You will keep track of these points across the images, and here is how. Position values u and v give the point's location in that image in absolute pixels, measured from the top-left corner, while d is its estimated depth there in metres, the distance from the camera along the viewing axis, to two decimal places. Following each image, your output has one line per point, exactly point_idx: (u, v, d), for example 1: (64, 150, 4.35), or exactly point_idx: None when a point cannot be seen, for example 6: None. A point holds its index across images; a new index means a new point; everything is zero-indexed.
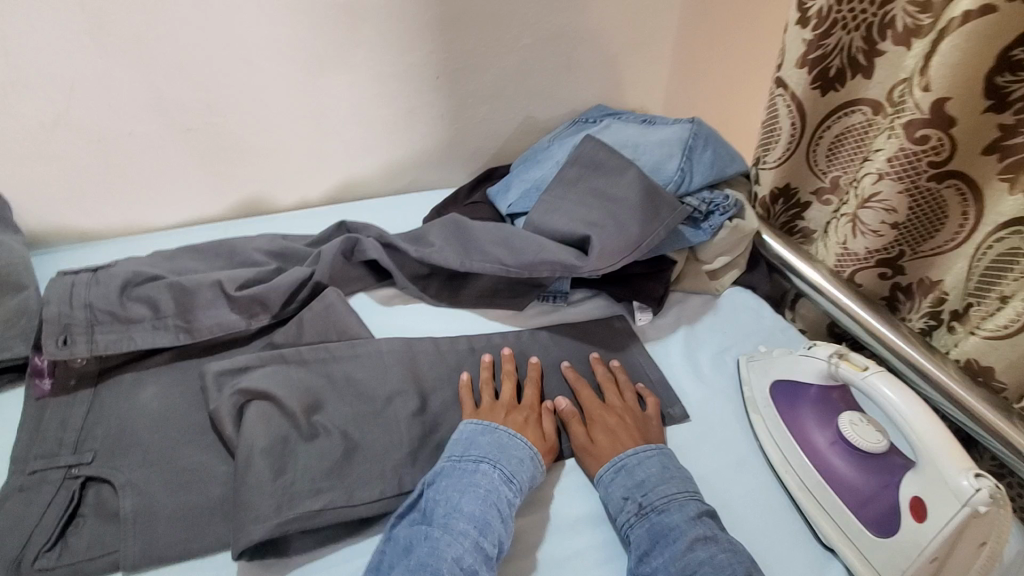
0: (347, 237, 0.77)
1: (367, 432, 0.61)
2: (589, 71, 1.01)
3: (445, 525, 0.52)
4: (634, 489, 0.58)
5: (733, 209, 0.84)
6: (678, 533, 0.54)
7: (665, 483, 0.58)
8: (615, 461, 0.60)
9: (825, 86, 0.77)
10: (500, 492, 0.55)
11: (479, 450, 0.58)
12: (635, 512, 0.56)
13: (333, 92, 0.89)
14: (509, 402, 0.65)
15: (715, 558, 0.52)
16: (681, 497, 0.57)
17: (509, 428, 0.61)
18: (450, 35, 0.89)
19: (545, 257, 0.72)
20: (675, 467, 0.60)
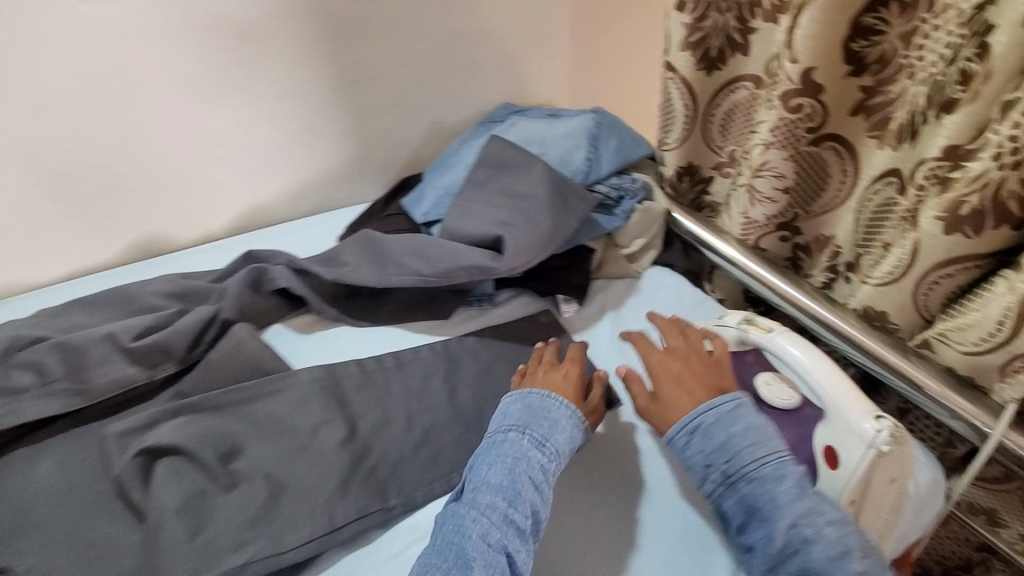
0: (252, 267, 0.73)
1: (290, 471, 0.58)
2: (490, 71, 1.01)
3: (472, 500, 0.52)
4: (717, 453, 0.53)
5: (641, 193, 0.87)
6: (773, 510, 0.50)
7: (754, 446, 0.53)
8: (688, 423, 0.56)
9: (709, 67, 0.81)
10: (529, 459, 0.54)
11: (513, 419, 0.58)
12: (719, 481, 0.53)
13: (221, 119, 0.84)
14: (549, 364, 0.66)
15: (823, 533, 0.49)
16: (773, 462, 0.52)
17: (540, 389, 0.61)
18: (340, 48, 0.86)
19: (461, 262, 0.71)
20: (756, 422, 0.54)
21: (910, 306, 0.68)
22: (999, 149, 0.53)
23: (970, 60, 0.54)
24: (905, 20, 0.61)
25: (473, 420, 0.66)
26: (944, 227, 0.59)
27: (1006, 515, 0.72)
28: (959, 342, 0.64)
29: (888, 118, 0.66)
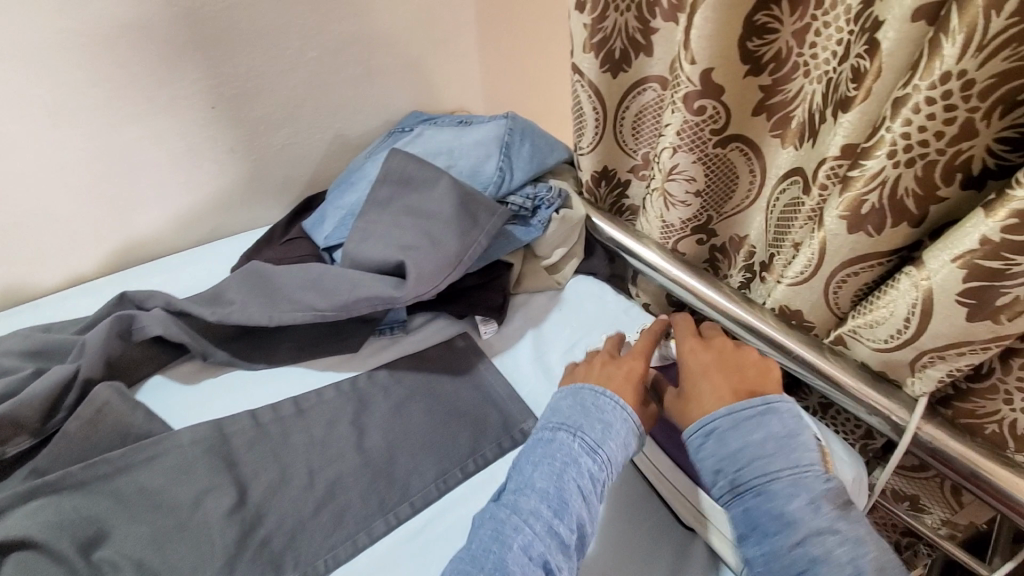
0: (118, 315, 0.64)
1: (167, 555, 0.51)
2: (393, 78, 0.94)
3: (515, 505, 0.50)
4: (728, 463, 0.52)
5: (557, 201, 0.83)
6: (789, 524, 0.47)
7: (765, 456, 0.50)
8: (703, 427, 0.55)
9: (614, 69, 0.78)
10: (580, 464, 0.52)
11: (564, 420, 0.56)
12: (726, 490, 0.51)
13: (78, 147, 0.74)
14: (611, 358, 0.63)
15: (834, 555, 0.45)
16: (790, 476, 0.49)
17: (599, 388, 0.58)
18: (216, 60, 0.77)
19: (362, 293, 0.65)
20: (780, 432, 0.52)
21: (822, 305, 0.67)
22: (892, 145, 0.52)
23: (860, 57, 0.54)
24: (796, 17, 0.59)
25: (384, 465, 0.60)
26: (849, 225, 0.58)
27: (926, 500, 0.74)
28: (870, 338, 0.63)
29: (788, 117, 0.66)
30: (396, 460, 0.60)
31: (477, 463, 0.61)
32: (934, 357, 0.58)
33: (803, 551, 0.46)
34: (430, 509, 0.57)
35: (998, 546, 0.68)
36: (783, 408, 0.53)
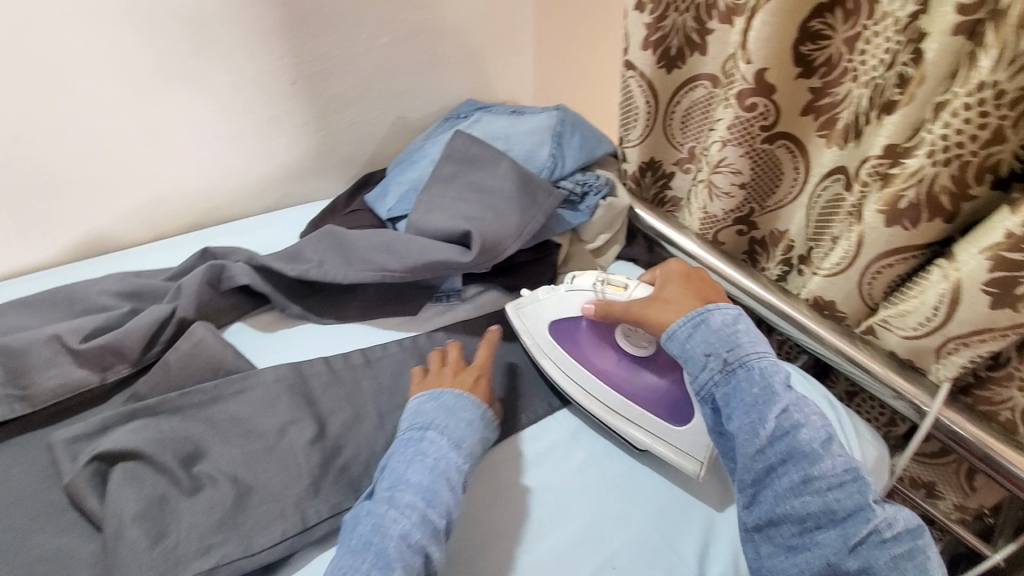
0: (211, 264, 0.70)
1: (261, 471, 0.56)
2: (453, 66, 1.00)
3: (391, 499, 0.52)
4: (723, 348, 0.59)
5: (605, 188, 0.87)
6: (773, 398, 0.56)
7: (756, 345, 0.59)
8: (694, 321, 0.61)
9: (669, 66, 0.83)
10: (445, 457, 0.55)
11: (423, 420, 0.58)
12: (718, 372, 0.58)
13: (170, 109, 0.79)
14: (455, 364, 0.65)
15: (808, 420, 0.55)
16: (772, 360, 0.58)
17: (455, 390, 0.61)
18: (301, 39, 0.83)
19: (429, 258, 0.71)
20: (756, 329, 0.61)
21: (856, 296, 0.72)
22: (932, 145, 0.57)
23: (905, 65, 0.59)
24: (848, 26, 0.65)
25: None
26: (885, 220, 0.64)
27: (942, 487, 0.78)
28: (899, 327, 0.68)
29: (834, 118, 0.70)
30: None
31: None
32: (958, 344, 0.64)
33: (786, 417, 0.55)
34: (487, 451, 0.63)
35: (1004, 529, 0.74)
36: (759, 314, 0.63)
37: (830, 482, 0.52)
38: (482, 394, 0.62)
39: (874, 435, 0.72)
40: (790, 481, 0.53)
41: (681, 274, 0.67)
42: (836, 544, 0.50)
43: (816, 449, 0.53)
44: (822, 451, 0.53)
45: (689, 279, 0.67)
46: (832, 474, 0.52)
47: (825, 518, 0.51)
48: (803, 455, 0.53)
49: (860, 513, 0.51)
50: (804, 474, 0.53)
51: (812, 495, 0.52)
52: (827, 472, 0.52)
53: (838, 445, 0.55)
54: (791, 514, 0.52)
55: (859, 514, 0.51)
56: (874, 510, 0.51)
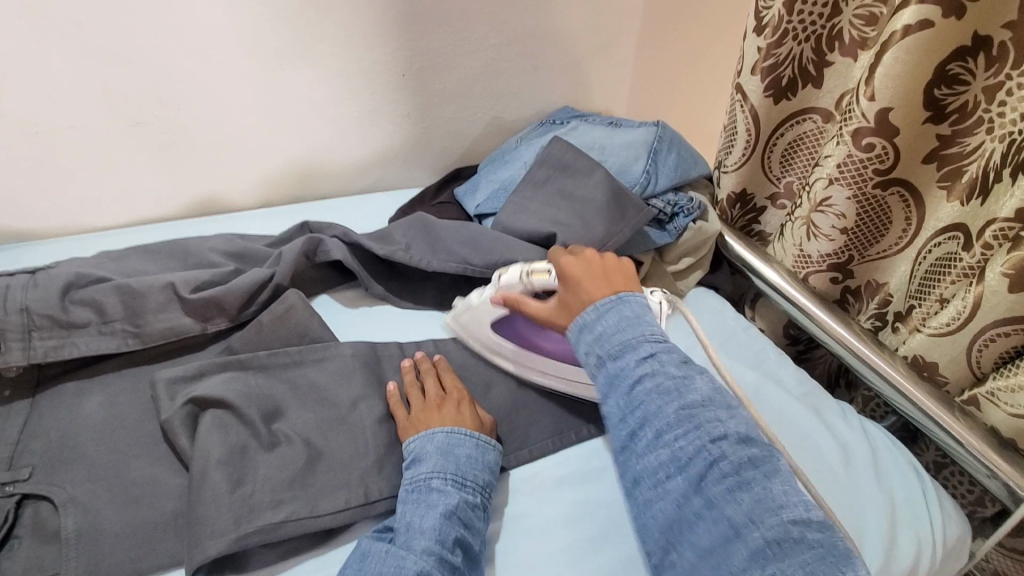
0: (309, 237, 0.74)
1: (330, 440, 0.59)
2: (555, 74, 1.01)
3: (408, 545, 0.49)
4: (595, 344, 0.55)
5: (696, 211, 0.85)
6: (625, 375, 0.51)
7: (616, 334, 0.54)
8: (576, 324, 0.57)
9: (778, 95, 0.79)
10: (460, 496, 0.53)
11: (425, 465, 0.55)
12: (594, 364, 0.54)
13: (292, 86, 0.84)
14: (436, 397, 0.62)
15: (660, 383, 0.50)
16: (634, 341, 0.53)
17: (446, 426, 0.58)
18: (417, 34, 0.87)
19: (513, 257, 0.72)
20: (629, 313, 0.56)
21: (962, 361, 0.67)
22: None
23: None
24: (991, 73, 0.59)
25: (508, 414, 0.66)
26: (1009, 285, 0.58)
27: None
28: (1008, 404, 0.63)
29: (960, 171, 0.65)
30: (518, 412, 0.67)
31: (591, 431, 0.66)
32: None
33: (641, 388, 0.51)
34: (544, 458, 0.63)
35: None
36: (627, 299, 0.57)
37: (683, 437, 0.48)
38: (470, 420, 0.60)
39: (959, 515, 0.66)
40: (643, 442, 0.50)
41: (581, 264, 0.62)
42: (684, 489, 0.47)
43: (667, 412, 0.49)
44: (668, 409, 0.49)
45: (592, 268, 0.62)
46: (678, 424, 0.48)
47: (675, 468, 0.48)
48: (654, 413, 0.50)
49: (701, 455, 0.47)
50: (658, 433, 0.49)
51: (663, 449, 0.48)
52: (674, 425, 0.49)
53: (698, 395, 0.50)
54: (647, 472, 0.49)
55: (700, 458, 0.47)
56: (713, 451, 0.47)
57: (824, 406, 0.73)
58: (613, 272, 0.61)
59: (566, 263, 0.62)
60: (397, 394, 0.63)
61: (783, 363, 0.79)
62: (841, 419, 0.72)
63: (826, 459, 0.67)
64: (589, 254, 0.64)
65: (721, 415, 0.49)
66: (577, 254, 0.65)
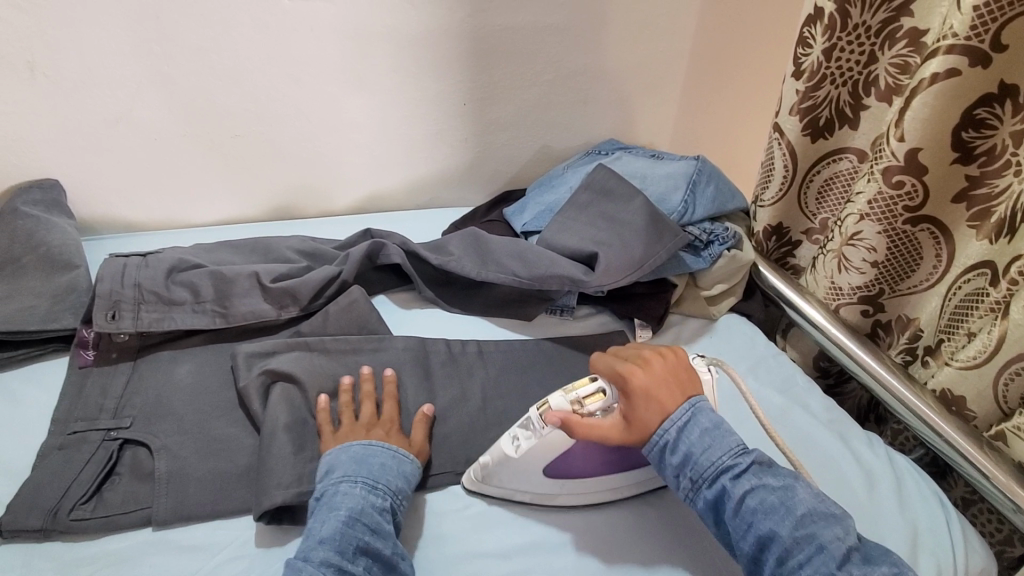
0: (374, 242, 0.83)
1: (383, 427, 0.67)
2: (603, 108, 1.09)
3: (305, 556, 0.50)
4: (680, 463, 0.57)
5: (731, 241, 0.89)
6: (731, 498, 0.55)
7: (707, 453, 0.57)
8: (655, 443, 0.58)
9: (815, 134, 0.84)
10: (366, 502, 0.54)
11: (338, 471, 0.57)
12: (687, 486, 0.57)
13: (368, 109, 0.94)
14: (369, 420, 0.63)
15: (767, 503, 0.54)
16: (726, 461, 0.56)
17: (362, 440, 0.60)
18: (481, 67, 0.96)
19: (556, 271, 0.78)
20: (711, 425, 0.59)
21: (989, 398, 0.70)
22: None
23: None
24: (1018, 120, 0.63)
25: None
26: None
27: None
28: None
29: (989, 211, 0.68)
30: None
31: None
32: None
33: (749, 511, 0.54)
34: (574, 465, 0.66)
35: None
36: (707, 406, 0.60)
37: (807, 559, 0.51)
38: (398, 440, 0.62)
39: (985, 550, 0.67)
40: (768, 568, 0.52)
41: (647, 373, 0.60)
42: None
43: (784, 536, 0.52)
44: (781, 530, 0.52)
45: (657, 373, 0.61)
46: (798, 547, 0.51)
47: None
48: (772, 537, 0.52)
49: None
50: (778, 558, 0.52)
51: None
52: (792, 548, 0.51)
53: (805, 509, 0.53)
54: None
55: None
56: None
57: (851, 434, 0.76)
58: (676, 375, 0.61)
59: (633, 375, 0.60)
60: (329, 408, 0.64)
61: (810, 389, 0.82)
62: (867, 448, 0.74)
63: (849, 485, 0.69)
64: (648, 357, 0.62)
65: (833, 530, 0.52)
66: (633, 357, 0.62)
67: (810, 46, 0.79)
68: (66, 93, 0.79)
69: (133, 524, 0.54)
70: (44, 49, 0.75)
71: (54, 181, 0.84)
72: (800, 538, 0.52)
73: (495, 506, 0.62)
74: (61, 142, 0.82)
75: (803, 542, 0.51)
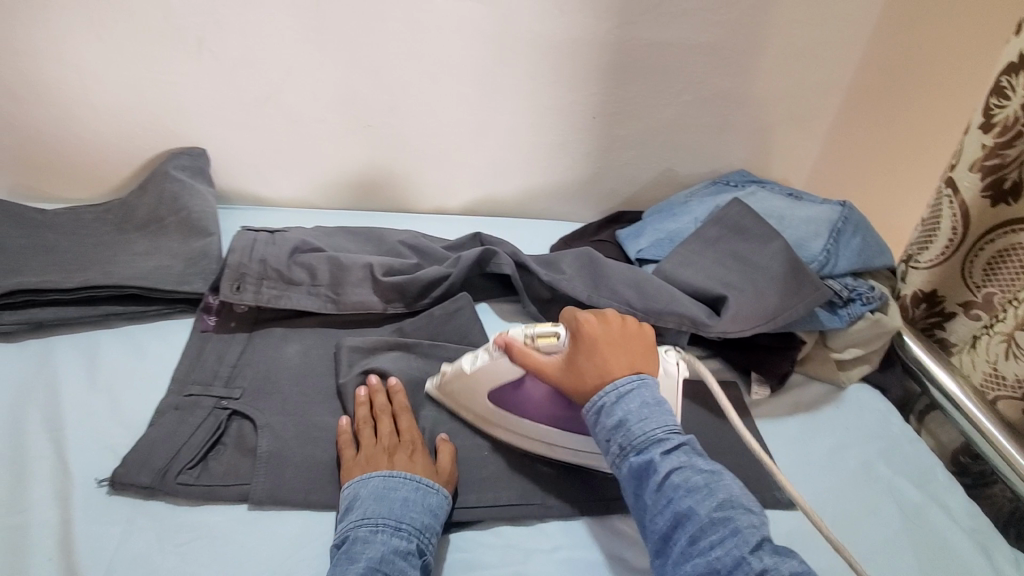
0: (486, 249, 0.80)
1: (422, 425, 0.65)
2: (739, 138, 1.01)
3: None
4: (614, 430, 0.55)
5: (875, 302, 0.79)
6: (653, 470, 0.52)
7: (640, 423, 0.54)
8: (593, 404, 0.57)
9: (997, 197, 0.72)
10: (385, 546, 0.50)
11: (357, 513, 0.52)
12: (617, 453, 0.55)
13: (497, 114, 0.93)
14: (388, 443, 0.59)
15: (690, 481, 0.51)
16: (658, 434, 0.54)
17: (383, 470, 0.56)
18: (618, 81, 0.92)
19: (676, 308, 0.73)
20: (652, 400, 0.56)
21: None
22: None
23: None
24: None
25: None
26: None
27: None
28: None
29: None
30: None
31: None
32: None
33: (671, 484, 0.51)
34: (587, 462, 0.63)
35: None
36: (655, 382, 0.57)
37: (715, 539, 0.47)
38: (424, 468, 0.57)
39: None
40: (678, 548, 0.48)
41: (601, 326, 0.61)
42: None
43: (698, 513, 0.49)
44: (698, 509, 0.49)
45: (611, 331, 0.61)
46: (711, 529, 0.47)
47: None
48: (687, 513, 0.49)
49: (738, 567, 0.45)
50: (689, 536, 0.48)
51: (696, 557, 0.47)
52: (705, 527, 0.48)
53: (727, 495, 0.50)
54: None
55: (738, 569, 0.45)
56: (751, 564, 0.45)
57: (999, 551, 0.64)
58: (636, 341, 0.61)
59: (586, 324, 0.61)
60: (348, 429, 0.60)
61: (952, 489, 0.70)
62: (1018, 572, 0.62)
63: None
64: (610, 316, 0.63)
65: (752, 520, 0.48)
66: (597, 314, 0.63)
67: (1007, 98, 0.68)
68: (225, 70, 0.84)
69: (231, 499, 0.55)
70: (213, 26, 0.80)
71: (201, 151, 0.89)
72: (716, 520, 0.48)
73: (580, 554, 0.57)
74: (213, 115, 0.87)
75: (717, 523, 0.47)
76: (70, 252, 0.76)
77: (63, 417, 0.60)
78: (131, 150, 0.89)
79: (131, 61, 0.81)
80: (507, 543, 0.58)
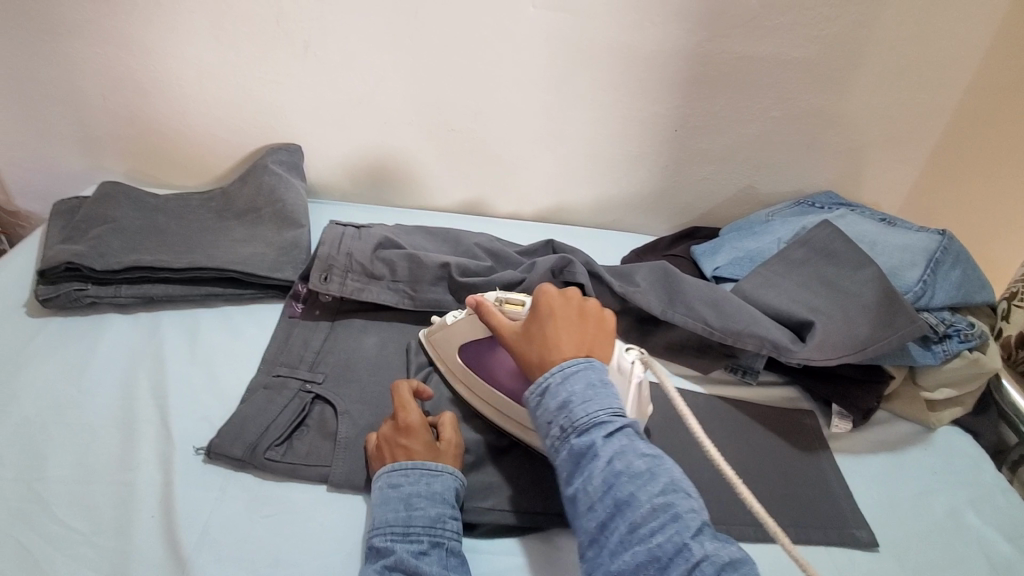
0: (562, 256, 0.79)
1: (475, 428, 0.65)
2: (828, 157, 0.97)
3: None
4: (557, 412, 0.52)
5: (975, 340, 0.72)
6: (594, 456, 0.49)
7: (584, 406, 0.51)
8: (538, 385, 0.54)
9: None
10: (397, 549, 0.50)
11: (370, 521, 0.53)
12: (557, 436, 0.52)
13: (577, 124, 0.94)
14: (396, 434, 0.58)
15: (631, 466, 0.49)
16: (600, 417, 0.51)
17: (386, 467, 0.56)
18: (700, 95, 0.91)
19: (756, 330, 0.70)
20: (598, 381, 0.53)
21: None
22: None
23: None
24: None
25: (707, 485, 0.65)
26: None
27: None
28: None
29: None
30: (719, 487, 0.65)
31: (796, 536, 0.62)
32: None
33: (610, 470, 0.49)
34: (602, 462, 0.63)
35: None
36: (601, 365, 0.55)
37: (654, 527, 0.46)
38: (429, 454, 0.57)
39: None
40: (616, 535, 0.47)
41: (561, 299, 0.60)
42: None
43: (638, 499, 0.47)
44: (640, 495, 0.47)
45: (568, 306, 0.60)
46: (652, 517, 0.46)
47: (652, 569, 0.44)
48: (629, 500, 0.47)
49: (680, 554, 0.44)
50: (629, 524, 0.46)
51: (636, 545, 0.45)
52: (647, 514, 0.46)
53: (666, 480, 0.48)
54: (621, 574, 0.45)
55: (679, 558, 0.44)
56: (693, 550, 0.44)
57: None
58: (591, 321, 0.59)
59: (544, 295, 0.60)
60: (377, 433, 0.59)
61: None
62: None
63: None
64: (572, 293, 0.61)
65: (690, 504, 0.47)
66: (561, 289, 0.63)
67: None
68: (325, 72, 0.88)
69: (312, 479, 0.58)
70: (317, 31, 0.85)
71: (296, 147, 0.95)
72: (658, 507, 0.47)
73: None
74: (309, 113, 0.92)
75: (658, 510, 0.46)
76: (177, 234, 0.82)
77: (166, 385, 0.65)
78: (234, 143, 0.95)
79: (243, 61, 0.87)
80: (570, 551, 0.57)
